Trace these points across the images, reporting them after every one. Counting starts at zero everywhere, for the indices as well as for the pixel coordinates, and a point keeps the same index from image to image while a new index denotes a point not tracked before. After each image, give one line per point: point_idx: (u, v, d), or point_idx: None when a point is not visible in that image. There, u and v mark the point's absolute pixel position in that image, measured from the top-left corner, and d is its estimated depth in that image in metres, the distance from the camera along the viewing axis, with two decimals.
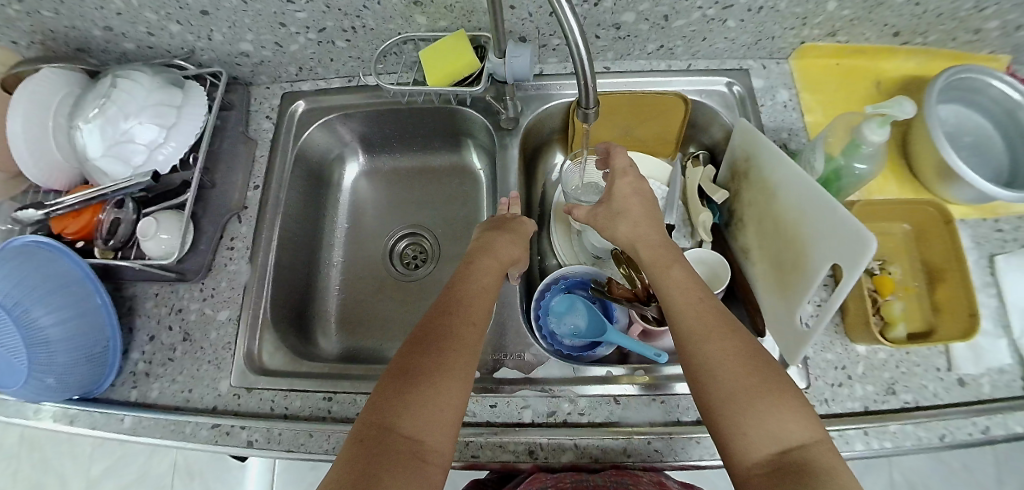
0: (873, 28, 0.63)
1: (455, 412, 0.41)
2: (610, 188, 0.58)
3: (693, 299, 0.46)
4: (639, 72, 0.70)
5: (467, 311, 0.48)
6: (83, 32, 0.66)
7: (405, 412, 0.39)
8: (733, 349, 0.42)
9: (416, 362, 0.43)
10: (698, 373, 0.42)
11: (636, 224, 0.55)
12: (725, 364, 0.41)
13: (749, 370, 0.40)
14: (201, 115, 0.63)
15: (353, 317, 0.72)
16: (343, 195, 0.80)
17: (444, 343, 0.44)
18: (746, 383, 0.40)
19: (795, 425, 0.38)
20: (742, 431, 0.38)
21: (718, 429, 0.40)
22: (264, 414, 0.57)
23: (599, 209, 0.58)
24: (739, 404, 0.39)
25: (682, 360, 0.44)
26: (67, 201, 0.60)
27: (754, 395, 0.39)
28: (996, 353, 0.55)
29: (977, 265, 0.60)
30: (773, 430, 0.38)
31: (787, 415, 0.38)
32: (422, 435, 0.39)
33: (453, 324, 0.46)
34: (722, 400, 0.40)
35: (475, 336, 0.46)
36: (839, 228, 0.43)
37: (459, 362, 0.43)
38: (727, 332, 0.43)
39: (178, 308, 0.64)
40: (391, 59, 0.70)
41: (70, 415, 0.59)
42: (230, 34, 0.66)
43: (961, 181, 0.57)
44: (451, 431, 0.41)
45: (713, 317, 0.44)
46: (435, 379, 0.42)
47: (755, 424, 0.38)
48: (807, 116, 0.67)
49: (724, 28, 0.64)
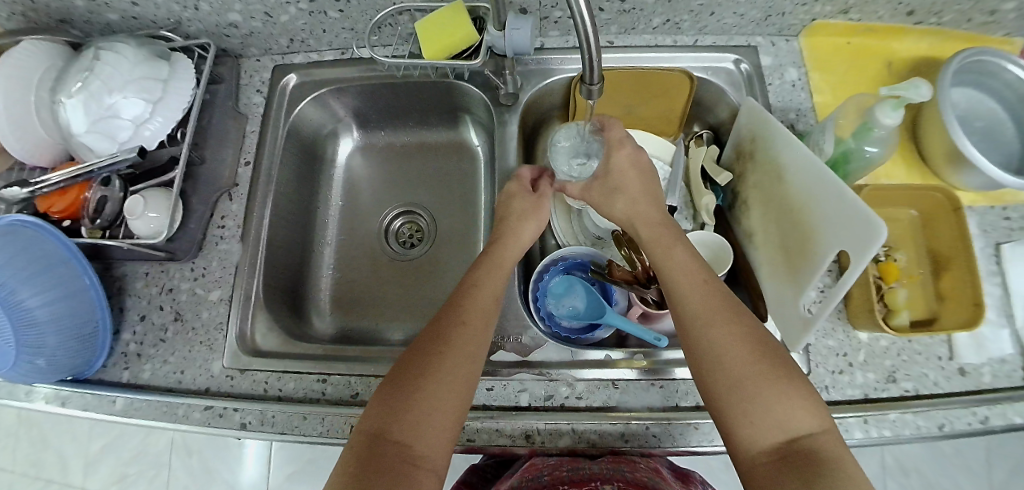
0: (887, 5, 0.61)
1: (445, 416, 0.41)
2: (607, 161, 0.56)
3: (697, 283, 0.44)
4: (643, 48, 0.67)
5: (469, 311, 0.47)
6: (65, 2, 0.63)
7: (394, 419, 0.40)
8: (739, 334, 0.41)
9: (409, 368, 0.43)
10: (702, 359, 0.41)
11: (634, 201, 0.53)
12: (730, 349, 0.40)
13: (756, 357, 0.39)
14: (188, 88, 0.61)
15: (347, 298, 0.71)
16: (337, 172, 0.78)
17: (437, 346, 0.44)
18: (753, 371, 0.39)
19: (802, 414, 0.37)
20: (747, 419, 0.38)
21: (723, 418, 0.39)
22: (257, 396, 0.56)
23: (595, 184, 0.56)
24: (746, 393, 0.38)
25: (686, 346, 0.43)
26: (53, 179, 0.58)
27: (762, 383, 0.38)
28: (999, 343, 0.54)
29: (982, 253, 0.59)
30: (780, 418, 0.37)
31: (794, 402, 0.37)
32: (409, 440, 0.39)
33: (453, 326, 0.45)
34: (728, 388, 0.39)
35: (478, 340, 0.45)
36: (848, 214, 0.42)
37: (456, 367, 0.43)
38: (731, 316, 0.42)
39: (168, 288, 0.62)
40: (386, 31, 0.67)
41: (62, 397, 0.58)
42: (218, 4, 0.63)
43: (970, 168, 0.56)
44: (441, 435, 0.40)
45: (717, 301, 0.43)
46: (424, 384, 0.41)
47: (762, 412, 0.37)
48: (815, 96, 0.64)
49: (733, 3, 0.61)
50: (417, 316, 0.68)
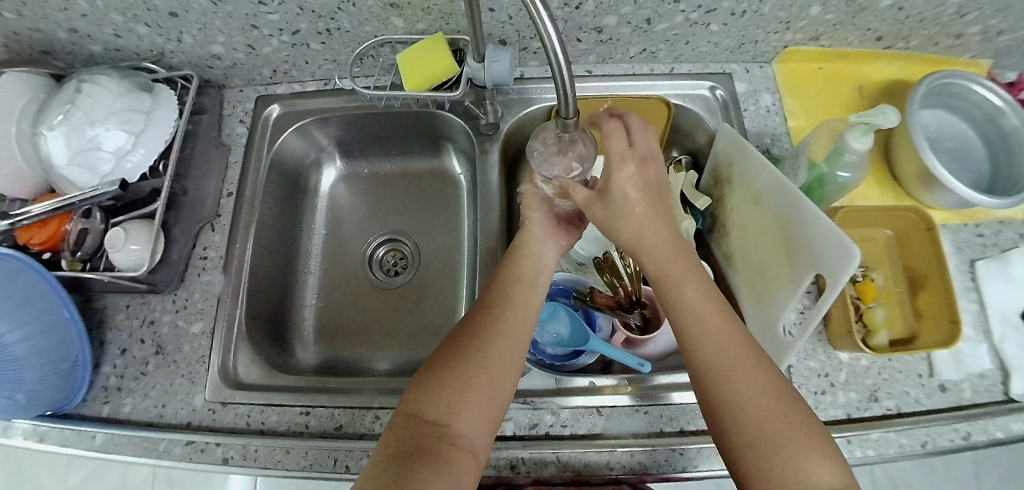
0: (856, 32, 0.63)
1: (483, 396, 0.41)
2: (608, 176, 0.51)
3: (713, 326, 0.43)
4: (620, 76, 0.69)
5: (508, 303, 0.48)
6: (47, 35, 0.63)
7: (432, 399, 0.40)
8: (756, 384, 0.40)
9: (448, 351, 0.44)
10: (718, 411, 0.40)
11: (641, 225, 0.50)
12: (748, 402, 0.39)
13: (775, 411, 0.38)
14: (171, 119, 0.61)
15: (331, 327, 0.70)
16: (320, 200, 0.78)
17: (475, 331, 0.45)
18: (771, 425, 0.38)
19: (824, 473, 0.35)
20: (765, 476, 0.36)
21: (741, 473, 0.38)
22: (240, 430, 0.55)
23: (597, 201, 0.52)
24: (764, 449, 0.37)
25: (701, 397, 0.42)
26: (35, 211, 0.57)
27: (780, 438, 0.37)
28: (977, 359, 0.55)
29: (958, 270, 0.60)
30: (800, 476, 0.35)
31: (814, 459, 0.36)
32: (446, 419, 0.39)
33: (492, 313, 0.46)
34: (744, 442, 0.38)
35: (519, 327, 0.46)
36: (822, 237, 0.43)
37: (497, 353, 0.44)
38: (750, 366, 0.41)
39: (150, 320, 0.62)
40: (368, 62, 0.68)
41: (40, 433, 0.57)
42: (200, 37, 0.64)
43: (942, 188, 0.58)
44: (478, 416, 0.40)
45: (733, 347, 0.42)
46: (464, 364, 0.42)
47: (781, 469, 0.36)
48: (789, 121, 0.66)
49: (707, 32, 0.63)
50: (402, 346, 0.68)
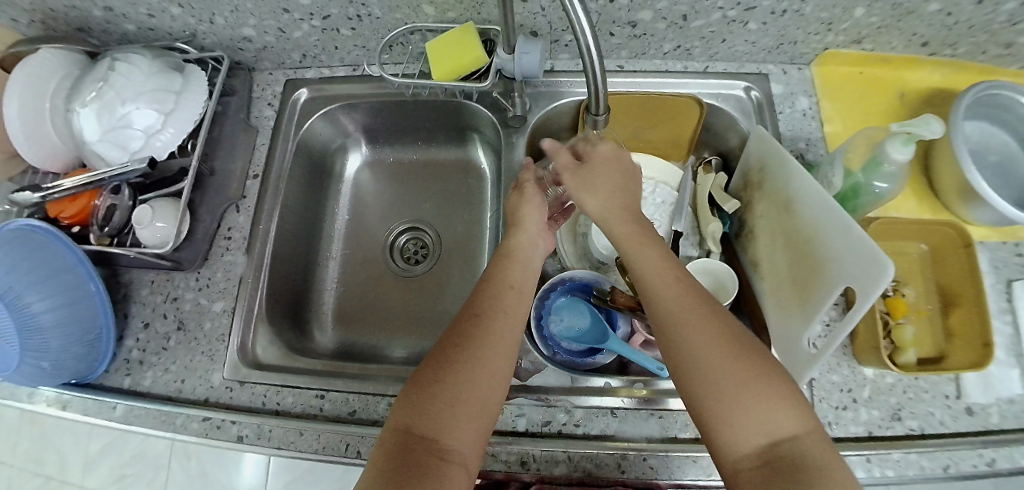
0: (901, 37, 0.60)
1: (475, 409, 0.40)
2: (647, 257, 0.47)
3: (672, 280, 0.43)
4: (653, 73, 0.67)
5: (499, 309, 0.46)
6: (84, 12, 0.64)
7: (423, 414, 0.39)
8: (716, 333, 0.40)
9: (438, 362, 0.42)
10: (678, 361, 0.40)
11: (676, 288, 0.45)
12: (705, 348, 0.39)
13: (732, 354, 0.38)
14: (200, 100, 0.62)
15: (349, 312, 0.71)
16: (344, 186, 0.78)
17: (466, 341, 0.43)
18: (732, 369, 0.38)
19: (784, 415, 0.36)
20: (730, 422, 0.36)
21: (704, 419, 0.38)
22: (255, 409, 0.56)
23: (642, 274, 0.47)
24: (726, 393, 0.37)
25: (662, 349, 0.41)
26: (64, 184, 0.60)
27: (741, 384, 0.37)
28: (1008, 383, 0.53)
29: (993, 289, 0.58)
30: (761, 420, 0.36)
31: (776, 404, 0.36)
32: (438, 434, 0.39)
33: (482, 321, 0.45)
34: (704, 389, 0.38)
35: (509, 335, 0.44)
36: (855, 251, 0.41)
37: (487, 364, 0.42)
38: (707, 314, 0.41)
39: (173, 296, 0.63)
40: (397, 50, 0.68)
41: (64, 401, 0.59)
42: (232, 19, 0.64)
43: (982, 203, 0.55)
44: (470, 430, 0.40)
45: (691, 298, 0.42)
46: (455, 377, 0.41)
47: (744, 413, 0.36)
48: (826, 126, 0.64)
49: (744, 31, 0.61)
50: (419, 335, 0.68)
